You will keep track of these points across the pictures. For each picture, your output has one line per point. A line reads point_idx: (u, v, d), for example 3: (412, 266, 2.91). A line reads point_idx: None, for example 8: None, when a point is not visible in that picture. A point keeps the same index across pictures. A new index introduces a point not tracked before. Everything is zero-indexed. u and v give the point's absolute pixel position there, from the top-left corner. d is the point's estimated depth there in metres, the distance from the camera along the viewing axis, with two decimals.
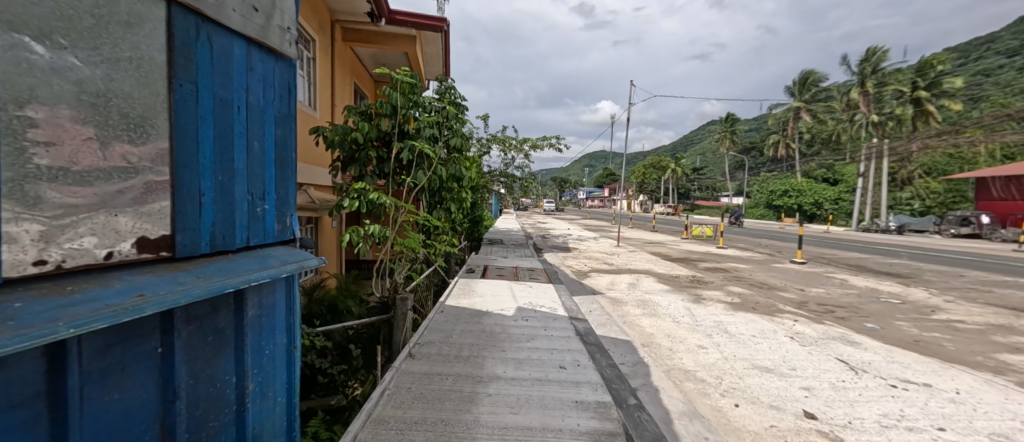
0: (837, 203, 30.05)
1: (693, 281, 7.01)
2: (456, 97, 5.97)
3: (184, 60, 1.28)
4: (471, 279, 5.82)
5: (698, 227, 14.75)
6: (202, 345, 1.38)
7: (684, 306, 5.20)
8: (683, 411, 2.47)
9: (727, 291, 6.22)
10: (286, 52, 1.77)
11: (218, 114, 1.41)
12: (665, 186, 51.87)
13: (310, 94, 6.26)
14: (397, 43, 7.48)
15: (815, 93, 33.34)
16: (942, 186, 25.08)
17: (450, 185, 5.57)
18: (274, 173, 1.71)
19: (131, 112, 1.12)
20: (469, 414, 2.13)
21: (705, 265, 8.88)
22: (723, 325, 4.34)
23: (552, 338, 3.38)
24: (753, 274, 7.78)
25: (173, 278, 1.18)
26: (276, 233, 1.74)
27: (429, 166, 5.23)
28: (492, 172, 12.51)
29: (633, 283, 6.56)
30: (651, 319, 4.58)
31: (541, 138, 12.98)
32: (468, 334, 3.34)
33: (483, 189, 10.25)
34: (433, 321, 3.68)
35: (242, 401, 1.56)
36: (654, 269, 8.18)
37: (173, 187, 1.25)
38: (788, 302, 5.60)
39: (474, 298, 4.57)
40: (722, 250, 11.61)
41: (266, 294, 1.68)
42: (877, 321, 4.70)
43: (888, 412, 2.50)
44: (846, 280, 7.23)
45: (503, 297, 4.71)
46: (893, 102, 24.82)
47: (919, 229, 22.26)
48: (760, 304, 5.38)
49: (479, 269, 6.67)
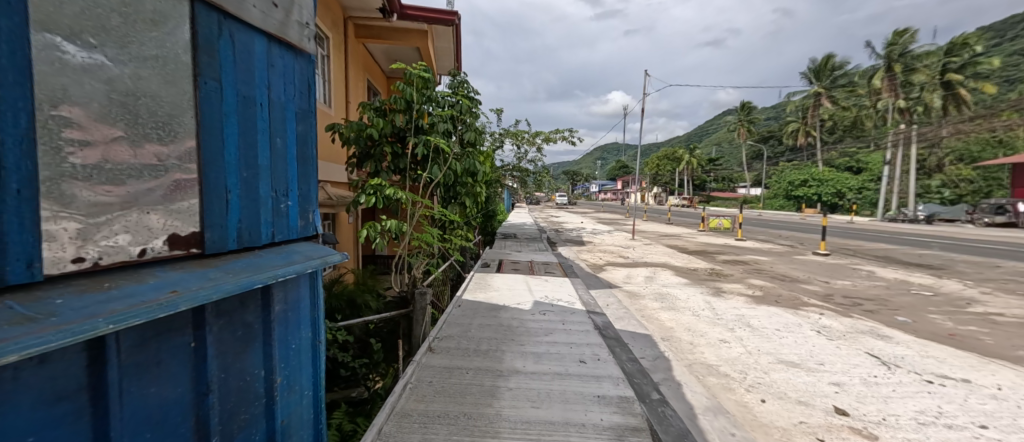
0: (861, 193, 29.13)
1: (712, 273, 6.91)
2: (469, 91, 5.97)
3: (207, 58, 1.28)
4: (486, 274, 5.83)
5: (715, 219, 14.49)
6: (232, 339, 1.40)
7: (704, 299, 5.11)
8: (707, 407, 2.43)
9: (748, 284, 6.11)
10: (305, 48, 1.75)
11: (241, 111, 1.41)
12: (680, 178, 51.11)
13: (324, 92, 6.31)
14: (409, 38, 7.50)
15: (836, 79, 32.32)
16: (975, 173, 24.09)
17: (465, 179, 5.59)
18: (296, 169, 1.71)
19: (158, 110, 1.13)
20: (491, 408, 2.13)
21: (723, 257, 8.72)
22: (745, 318, 4.26)
23: (570, 332, 3.36)
24: (774, 266, 7.61)
25: (204, 274, 1.19)
26: (299, 229, 1.74)
27: (443, 161, 5.24)
28: (505, 166, 12.50)
29: (650, 277, 6.49)
30: (669, 312, 4.53)
31: (554, 131, 12.89)
32: (486, 328, 3.35)
33: (496, 185, 10.29)
34: (451, 315, 3.70)
35: (271, 394, 1.59)
36: (671, 262, 8.07)
37: (200, 185, 1.26)
38: (813, 294, 5.47)
39: (490, 292, 4.57)
40: (741, 242, 11.41)
41: (291, 289, 1.70)
42: (909, 315, 4.53)
43: (925, 408, 2.42)
44: (874, 272, 7.02)
45: (520, 291, 4.70)
46: (922, 86, 23.83)
47: (950, 218, 21.51)
48: (782, 297, 5.27)
49: (494, 263, 6.67)
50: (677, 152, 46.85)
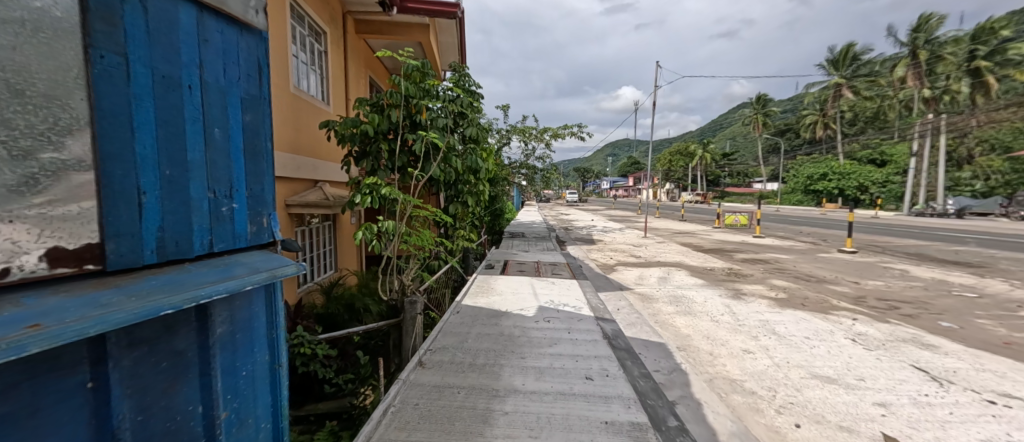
0: (885, 186, 28.03)
1: (730, 273, 6.53)
2: (470, 84, 5.70)
3: (106, 26, 1.02)
4: (490, 276, 5.57)
5: (731, 215, 14.01)
6: (153, 373, 1.14)
7: (723, 302, 4.76)
8: (733, 433, 2.12)
9: (770, 285, 5.73)
10: (252, 22, 1.48)
11: (160, 94, 1.15)
12: (693, 173, 50.04)
13: (322, 89, 6.11)
14: (411, 32, 7.27)
15: (856, 69, 31.20)
16: (1008, 165, 23.04)
17: (466, 177, 5.33)
18: (243, 166, 1.45)
19: (27, 89, 0.87)
20: (482, 438, 1.85)
21: (741, 256, 8.31)
22: (770, 325, 3.92)
23: (577, 342, 3.07)
24: (797, 265, 7.20)
25: (93, 299, 0.93)
26: (248, 237, 1.48)
27: (443, 158, 4.99)
28: (512, 164, 12.21)
29: (664, 277, 6.15)
30: (685, 317, 4.20)
31: (562, 127, 12.56)
32: (485, 338, 3.07)
33: (503, 182, 10.04)
34: (449, 322, 3.43)
35: (212, 433, 1.33)
36: (685, 261, 7.70)
37: (99, 185, 1.00)
38: (842, 297, 5.08)
39: (493, 296, 4.30)
40: (759, 239, 10.95)
41: (239, 308, 1.44)
42: (954, 321, 4.14)
43: (992, 437, 2.12)
44: (908, 271, 6.57)
45: (524, 295, 4.41)
46: (949, 73, 22.78)
47: (983, 211, 20.60)
48: (809, 300, 4.90)
49: (499, 264, 6.41)
50: (690, 147, 45.89)
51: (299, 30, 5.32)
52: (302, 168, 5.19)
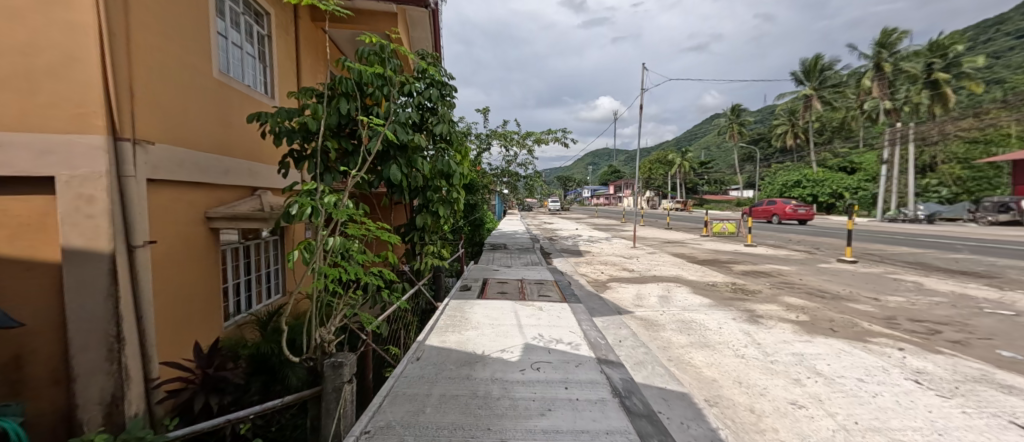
0: (857, 193, 28.74)
1: (736, 289, 5.88)
2: (441, 75, 4.89)
3: None
4: (465, 300, 4.65)
5: (719, 223, 13.64)
6: None
7: (741, 328, 4.04)
8: None
9: (784, 303, 5.08)
10: None
11: None
12: (672, 181, 50.67)
13: (266, 82, 5.02)
14: (376, 21, 6.37)
15: (825, 80, 32.30)
16: (968, 172, 24.02)
17: (436, 183, 4.48)
18: None
19: None
20: None
21: (741, 268, 7.70)
22: (809, 361, 3.19)
23: (579, 406, 2.21)
24: (804, 279, 6.60)
25: None
26: None
27: (407, 159, 4.12)
28: (493, 170, 11.43)
29: (664, 296, 5.42)
30: (704, 352, 3.43)
31: (545, 132, 11.94)
32: (451, 404, 2.18)
33: (482, 189, 9.21)
34: (404, 376, 2.52)
35: None
36: (684, 275, 7.00)
37: None
38: (869, 318, 4.46)
39: (466, 330, 3.42)
40: (752, 248, 10.52)
41: None
42: (1013, 349, 3.51)
43: None
44: (922, 284, 6.09)
45: (506, 328, 3.52)
46: (911, 85, 23.76)
47: (952, 217, 21.22)
48: (835, 323, 4.24)
49: (476, 285, 5.48)
50: (669, 156, 46.61)
51: (229, 5, 4.25)
52: (231, 172, 4.18)
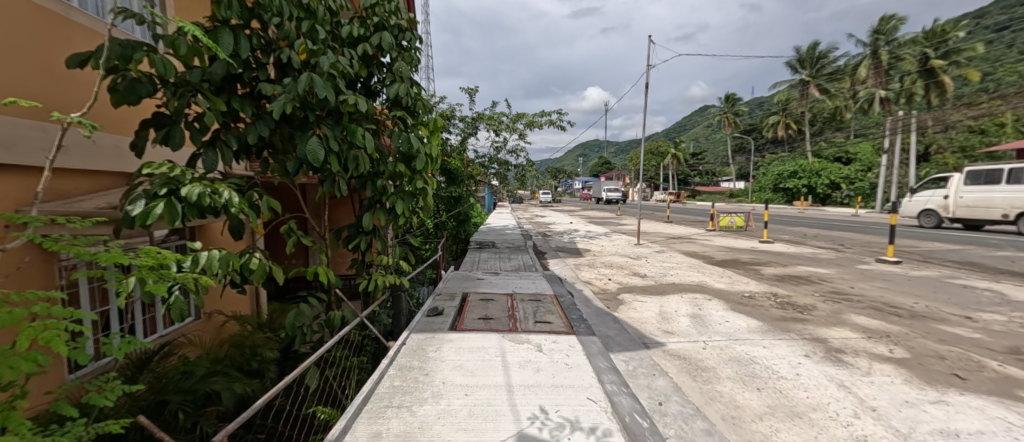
0: (855, 184, 27.94)
1: (782, 304, 4.65)
2: (398, 14, 3.42)
3: None
4: (432, 333, 3.28)
5: (726, 217, 12.51)
6: None
7: (828, 376, 2.79)
8: None
9: (856, 325, 3.86)
10: None
11: None
12: (664, 172, 49.74)
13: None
14: None
15: (822, 67, 31.58)
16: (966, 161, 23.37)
17: (391, 166, 3.07)
18: None
19: None
20: None
21: (770, 271, 6.51)
22: None
23: None
24: (855, 286, 5.43)
25: None
26: None
27: (338, 131, 2.72)
28: (479, 157, 10.07)
29: (698, 317, 4.16)
30: (800, 431, 2.17)
31: (539, 115, 10.65)
32: None
33: (467, 179, 7.79)
34: None
35: None
36: (707, 282, 5.77)
37: None
38: (985, 349, 3.28)
39: (423, 405, 2.09)
40: (769, 245, 9.37)
41: None
42: None
43: None
44: (1005, 295, 4.92)
45: (488, 396, 2.22)
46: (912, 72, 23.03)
47: None
48: (951, 363, 3.03)
49: (450, 305, 4.15)
50: (662, 146, 45.61)
51: None
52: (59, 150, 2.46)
